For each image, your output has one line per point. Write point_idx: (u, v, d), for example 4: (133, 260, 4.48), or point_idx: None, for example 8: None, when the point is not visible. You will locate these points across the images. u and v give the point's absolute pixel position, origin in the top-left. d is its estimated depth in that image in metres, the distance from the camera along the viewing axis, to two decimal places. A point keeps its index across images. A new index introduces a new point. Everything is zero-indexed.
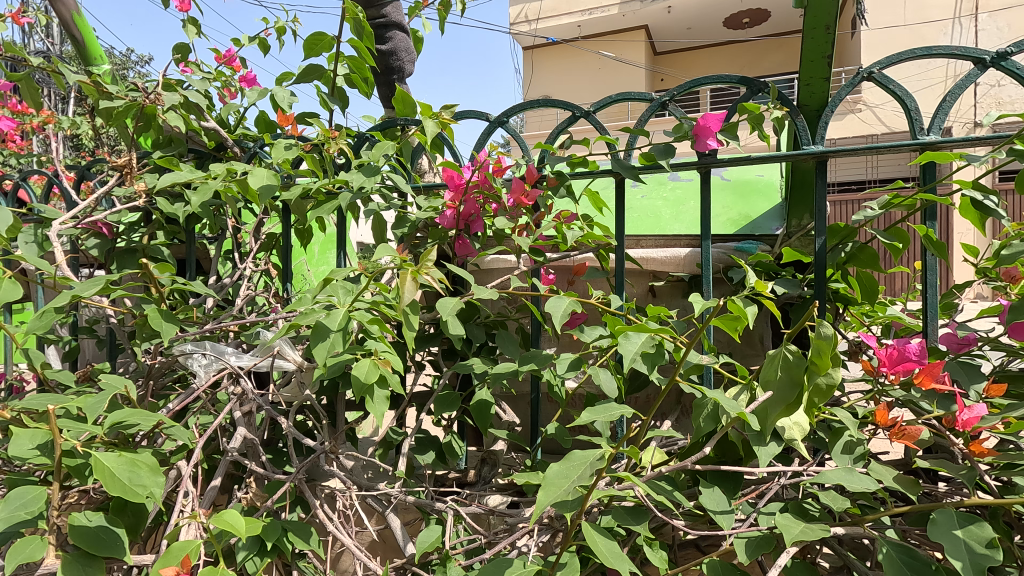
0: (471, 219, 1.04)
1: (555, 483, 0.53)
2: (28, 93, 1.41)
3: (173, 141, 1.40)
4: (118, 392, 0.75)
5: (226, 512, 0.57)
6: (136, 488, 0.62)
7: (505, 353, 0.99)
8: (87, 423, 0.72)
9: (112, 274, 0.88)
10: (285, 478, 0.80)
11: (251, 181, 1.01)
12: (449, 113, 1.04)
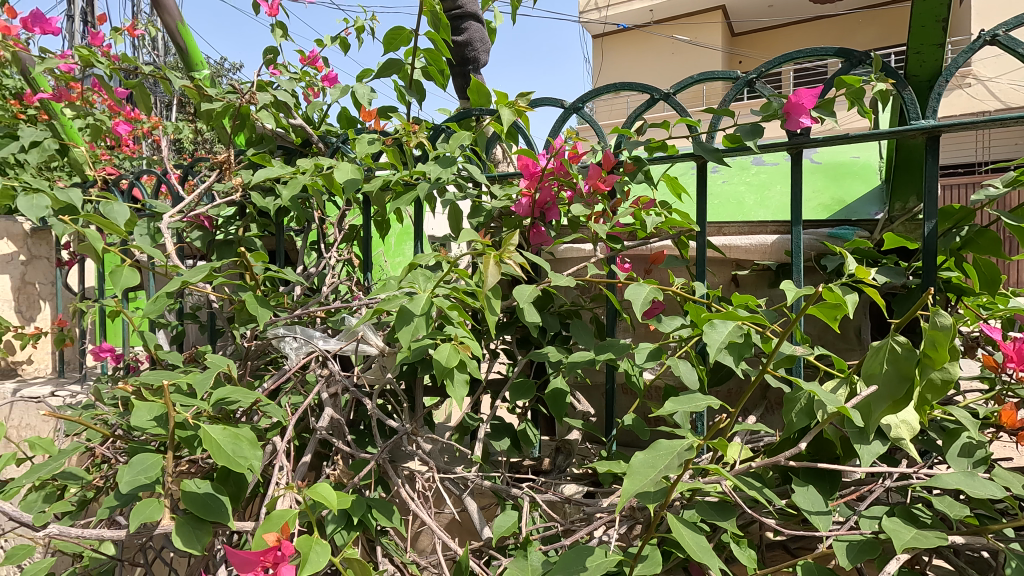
0: (547, 207, 1.02)
1: (639, 472, 0.52)
2: (141, 100, 1.54)
3: (264, 138, 1.49)
4: (221, 370, 0.81)
5: (319, 484, 0.60)
6: (239, 460, 0.67)
7: (580, 343, 0.98)
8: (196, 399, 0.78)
9: (214, 262, 0.95)
10: (369, 457, 0.84)
11: (336, 175, 1.05)
12: (523, 100, 1.02)
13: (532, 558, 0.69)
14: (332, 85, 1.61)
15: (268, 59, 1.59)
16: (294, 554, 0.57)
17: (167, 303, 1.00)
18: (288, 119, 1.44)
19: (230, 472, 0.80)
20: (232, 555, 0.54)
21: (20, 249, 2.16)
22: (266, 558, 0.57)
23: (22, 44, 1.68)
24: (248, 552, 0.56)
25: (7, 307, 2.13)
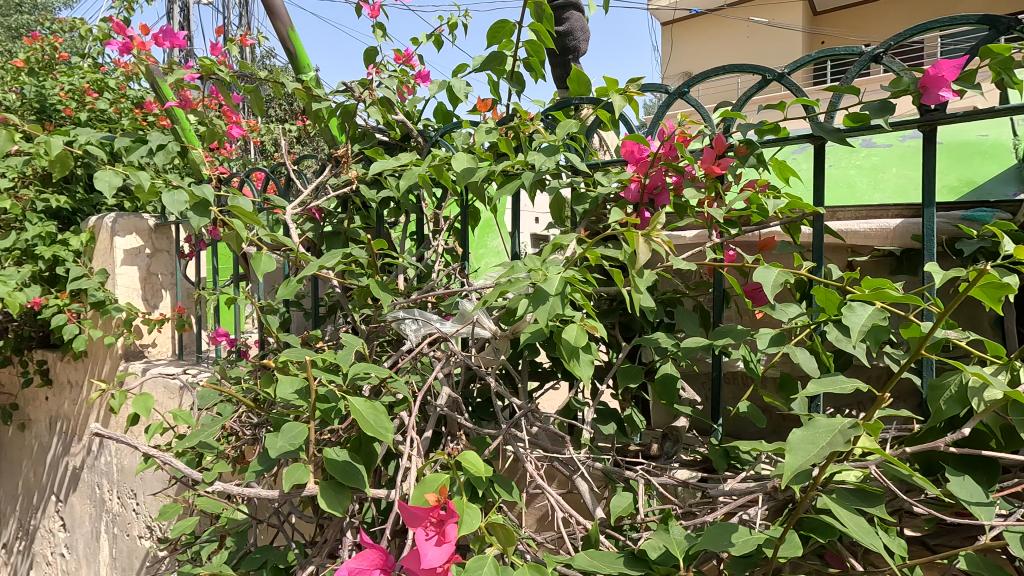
0: (656, 192, 1.01)
1: (800, 449, 0.51)
2: (255, 102, 1.66)
3: (367, 134, 1.57)
4: (356, 348, 0.87)
5: (467, 452, 0.64)
6: (382, 429, 0.73)
7: (687, 330, 0.98)
8: (335, 375, 0.85)
9: (342, 250, 1.02)
10: (494, 435, 0.88)
11: (455, 165, 1.11)
12: (634, 85, 1.03)
13: (675, 531, 0.60)
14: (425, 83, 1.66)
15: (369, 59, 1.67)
16: (460, 515, 0.59)
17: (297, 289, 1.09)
18: (389, 115, 1.51)
19: (366, 444, 0.86)
20: (401, 508, 0.58)
21: (146, 243, 2.40)
22: (432, 516, 0.59)
23: (152, 58, 1.84)
24: (414, 511, 0.58)
25: (137, 295, 2.37)
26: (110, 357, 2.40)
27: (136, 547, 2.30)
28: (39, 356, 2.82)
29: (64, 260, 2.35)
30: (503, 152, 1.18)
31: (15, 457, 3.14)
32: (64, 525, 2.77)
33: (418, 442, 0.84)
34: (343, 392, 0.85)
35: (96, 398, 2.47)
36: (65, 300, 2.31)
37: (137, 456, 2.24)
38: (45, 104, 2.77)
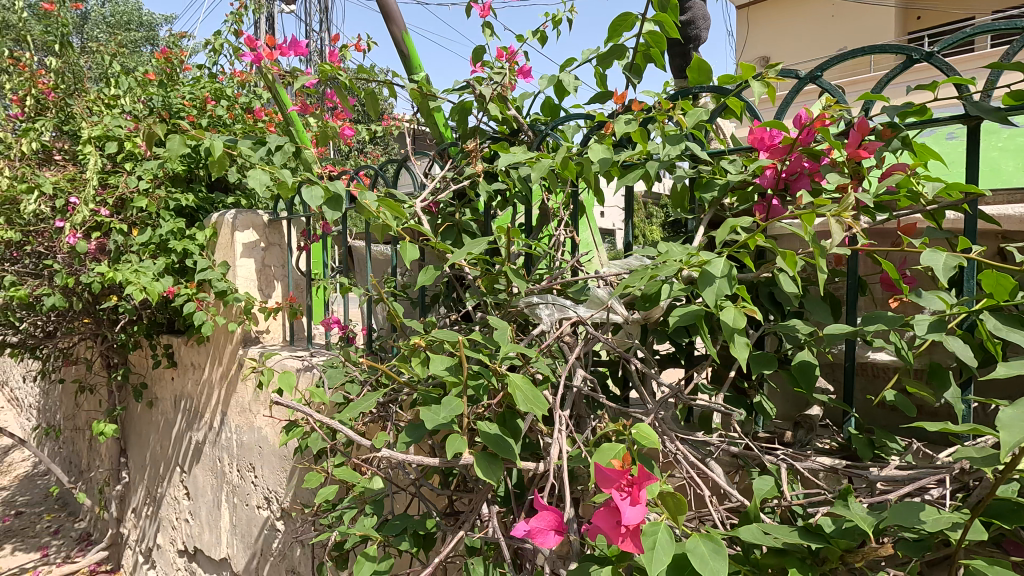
0: (794, 178, 1.00)
1: (1013, 426, 0.52)
2: (370, 104, 1.74)
3: (477, 130, 1.62)
4: (505, 330, 0.93)
5: (642, 424, 0.68)
6: (540, 404, 0.84)
7: (816, 319, 0.98)
8: (486, 355, 0.92)
9: (483, 239, 1.09)
10: (647, 415, 0.92)
11: (591, 155, 1.15)
12: (771, 71, 1.02)
13: (856, 507, 0.66)
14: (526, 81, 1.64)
15: (478, 57, 1.72)
16: (654, 480, 0.57)
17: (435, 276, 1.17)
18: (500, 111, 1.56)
19: (510, 420, 0.93)
20: (595, 467, 0.58)
21: (261, 238, 2.59)
22: (623, 479, 0.59)
23: (278, 66, 1.92)
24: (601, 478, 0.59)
25: (254, 286, 2.57)
26: (231, 342, 2.62)
27: (254, 516, 2.51)
28: (166, 340, 3.12)
29: (192, 253, 2.59)
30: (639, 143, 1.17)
31: (143, 432, 3.49)
32: (188, 494, 3.06)
33: (564, 418, 0.89)
34: (495, 369, 0.92)
35: (218, 379, 2.71)
36: (193, 290, 2.55)
37: (256, 433, 2.45)
38: (171, 113, 3.05)
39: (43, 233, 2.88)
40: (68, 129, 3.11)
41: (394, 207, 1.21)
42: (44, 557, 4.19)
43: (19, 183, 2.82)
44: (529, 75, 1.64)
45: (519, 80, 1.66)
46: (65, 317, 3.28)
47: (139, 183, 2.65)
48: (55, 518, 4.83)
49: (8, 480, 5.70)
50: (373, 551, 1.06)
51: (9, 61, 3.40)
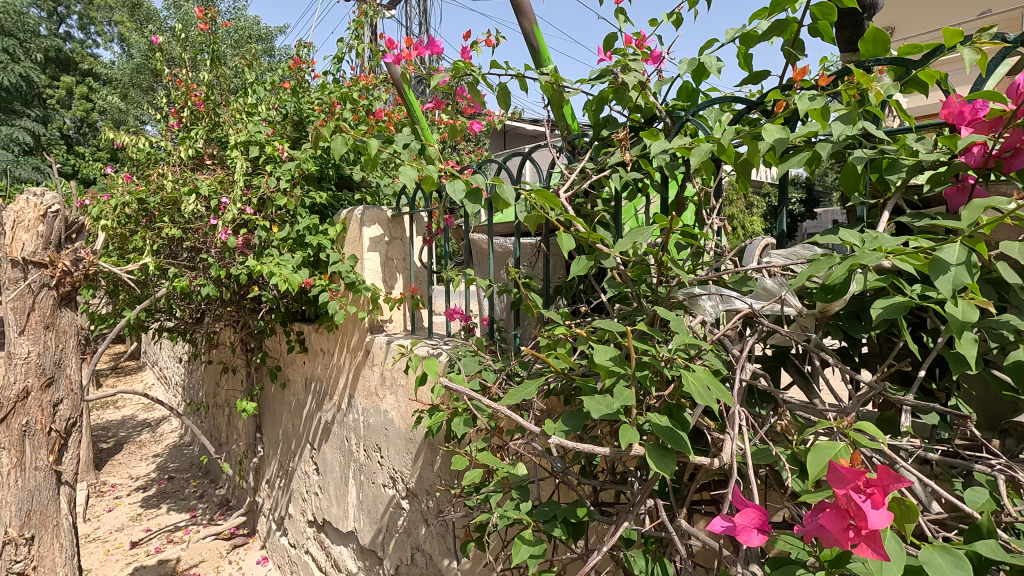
0: (1010, 155, 0.88)
1: None
2: (501, 98, 1.75)
3: (610, 121, 1.52)
4: (678, 325, 0.92)
5: (864, 423, 0.71)
6: (721, 397, 0.83)
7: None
8: (656, 346, 0.91)
9: (641, 231, 1.08)
10: (835, 412, 0.86)
11: (766, 138, 1.04)
12: (981, 36, 0.92)
13: None
14: (658, 66, 1.50)
15: (606, 45, 1.60)
16: (898, 485, 0.57)
17: (589, 266, 1.22)
18: (636, 101, 1.43)
19: (677, 413, 0.92)
20: (831, 466, 0.59)
21: (386, 232, 2.73)
22: (859, 479, 0.58)
23: (415, 67, 2.02)
24: (836, 474, 0.59)
25: (379, 278, 2.71)
26: (358, 330, 2.80)
27: (380, 494, 2.67)
28: (298, 327, 3.39)
29: (325, 247, 2.79)
30: (816, 122, 1.04)
31: (277, 410, 3.83)
32: (317, 469, 3.32)
33: (743, 413, 0.86)
34: (665, 360, 0.91)
35: (346, 364, 2.91)
36: (326, 281, 2.75)
37: (383, 416, 2.59)
38: (302, 117, 3.28)
39: (199, 230, 3.22)
40: (216, 136, 3.45)
41: (549, 197, 1.22)
42: (194, 517, 4.73)
43: (180, 185, 3.18)
44: (662, 60, 1.49)
45: (650, 66, 1.51)
46: (213, 305, 3.66)
47: (278, 183, 2.89)
48: (201, 483, 5.44)
49: (162, 448, 6.49)
50: (528, 535, 1.09)
51: (168, 76, 3.83)
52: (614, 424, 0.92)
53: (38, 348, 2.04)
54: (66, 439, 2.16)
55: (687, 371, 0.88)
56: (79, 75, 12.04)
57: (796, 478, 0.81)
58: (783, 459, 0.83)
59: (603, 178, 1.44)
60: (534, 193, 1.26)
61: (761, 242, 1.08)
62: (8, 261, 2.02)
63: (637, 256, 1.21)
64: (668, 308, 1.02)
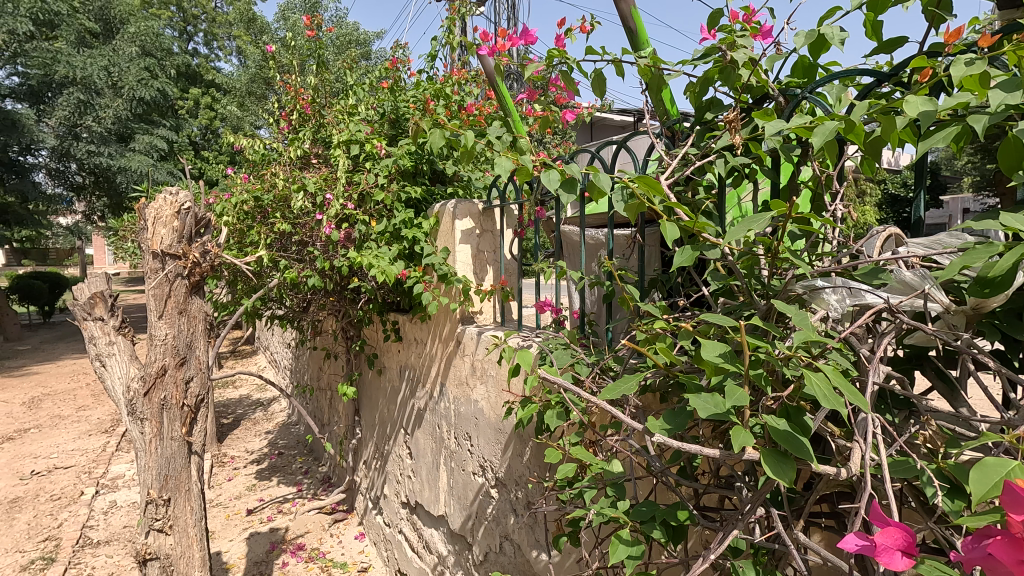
0: None
1: None
2: (597, 84, 1.68)
3: (714, 103, 1.41)
4: (803, 321, 0.85)
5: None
6: (854, 400, 0.75)
7: None
8: (775, 344, 0.84)
9: (757, 221, 1.00)
10: (994, 422, 0.76)
11: (908, 113, 0.92)
12: None
13: None
14: (767, 42, 1.38)
15: (710, 23, 1.49)
16: None
17: (695, 256, 1.16)
18: (745, 80, 1.32)
19: (796, 417, 0.85)
20: (1008, 486, 0.52)
21: (477, 225, 2.77)
22: None
23: (509, 58, 2.01)
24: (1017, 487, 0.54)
25: (471, 270, 2.75)
26: (450, 321, 2.87)
27: (470, 481, 2.73)
28: (393, 317, 3.54)
29: (419, 240, 2.88)
30: (970, 92, 0.92)
31: (374, 396, 4.03)
32: (410, 453, 3.46)
33: (879, 418, 0.78)
34: (783, 358, 0.84)
35: (438, 354, 2.99)
36: (420, 273, 2.83)
37: (473, 405, 2.64)
38: (398, 115, 3.40)
39: (306, 225, 3.45)
40: (322, 136, 3.67)
41: (653, 184, 1.16)
42: (300, 491, 5.12)
43: (290, 183, 3.41)
44: (773, 35, 1.37)
45: (759, 42, 1.39)
46: (318, 295, 3.91)
47: (377, 179, 3.02)
48: (306, 460, 5.88)
49: (272, 425, 7.08)
50: (626, 535, 1.06)
51: (279, 81, 4.12)
52: (726, 425, 0.86)
53: (174, 331, 2.29)
54: (196, 413, 2.40)
55: (812, 372, 0.81)
56: (204, 86, 13.34)
57: (946, 497, 0.75)
58: (929, 474, 0.76)
59: (707, 165, 1.36)
60: (636, 179, 1.20)
61: (884, 233, 0.99)
62: (149, 253, 2.27)
63: (746, 246, 1.14)
64: (786, 301, 0.95)
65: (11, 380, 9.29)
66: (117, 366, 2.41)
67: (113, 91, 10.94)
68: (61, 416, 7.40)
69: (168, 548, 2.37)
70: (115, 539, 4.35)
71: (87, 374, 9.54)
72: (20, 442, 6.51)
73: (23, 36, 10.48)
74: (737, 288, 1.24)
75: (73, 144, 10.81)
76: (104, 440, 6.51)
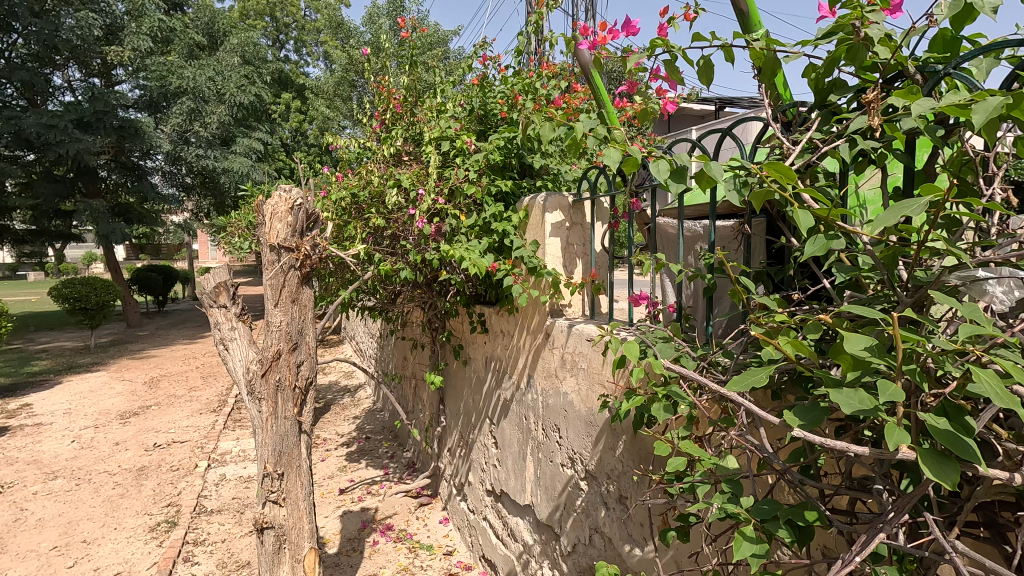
0: None
1: None
2: (703, 74, 1.48)
3: (838, 85, 1.33)
4: (968, 313, 0.81)
5: None
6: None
7: None
8: (935, 337, 0.81)
9: (912, 209, 0.94)
10: None
11: None
12: None
13: None
14: (896, 17, 1.24)
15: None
16: None
17: (826, 245, 1.13)
18: (877, 58, 1.23)
19: (956, 416, 0.81)
20: None
21: (567, 218, 2.75)
22: None
23: (609, 50, 1.98)
24: None
25: (560, 263, 2.75)
26: (539, 314, 2.89)
27: (558, 473, 2.75)
28: (480, 309, 3.62)
29: (509, 234, 2.91)
30: None
31: (459, 385, 4.15)
32: (495, 442, 3.53)
33: None
34: (941, 355, 0.81)
35: (526, 346, 3.03)
36: (510, 266, 2.85)
37: (562, 398, 2.66)
38: (486, 111, 3.45)
39: (398, 220, 3.59)
40: (412, 134, 3.79)
41: (782, 170, 1.13)
42: (387, 475, 5.38)
43: (385, 180, 3.57)
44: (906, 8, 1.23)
45: (889, 17, 1.25)
46: (407, 287, 4.07)
47: (467, 175, 3.09)
48: (391, 445, 6.16)
49: (359, 411, 7.46)
50: (750, 531, 1.04)
51: (372, 82, 4.29)
52: (873, 422, 0.84)
53: (288, 318, 2.47)
54: (305, 395, 2.58)
55: (979, 369, 0.77)
56: (296, 91, 14.18)
57: None
58: None
59: (831, 152, 1.29)
60: (764, 166, 1.18)
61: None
62: (267, 246, 2.46)
63: (883, 235, 1.06)
64: (940, 294, 0.90)
65: (135, 361, 10.37)
66: (237, 350, 2.63)
67: (218, 98, 11.86)
68: (176, 396, 8.17)
69: (281, 518, 2.57)
70: (226, 509, 4.77)
71: (197, 359, 10.48)
72: (143, 417, 7.25)
73: (143, 51, 11.58)
74: (869, 281, 1.17)
75: (184, 148, 11.84)
76: (213, 418, 7.13)
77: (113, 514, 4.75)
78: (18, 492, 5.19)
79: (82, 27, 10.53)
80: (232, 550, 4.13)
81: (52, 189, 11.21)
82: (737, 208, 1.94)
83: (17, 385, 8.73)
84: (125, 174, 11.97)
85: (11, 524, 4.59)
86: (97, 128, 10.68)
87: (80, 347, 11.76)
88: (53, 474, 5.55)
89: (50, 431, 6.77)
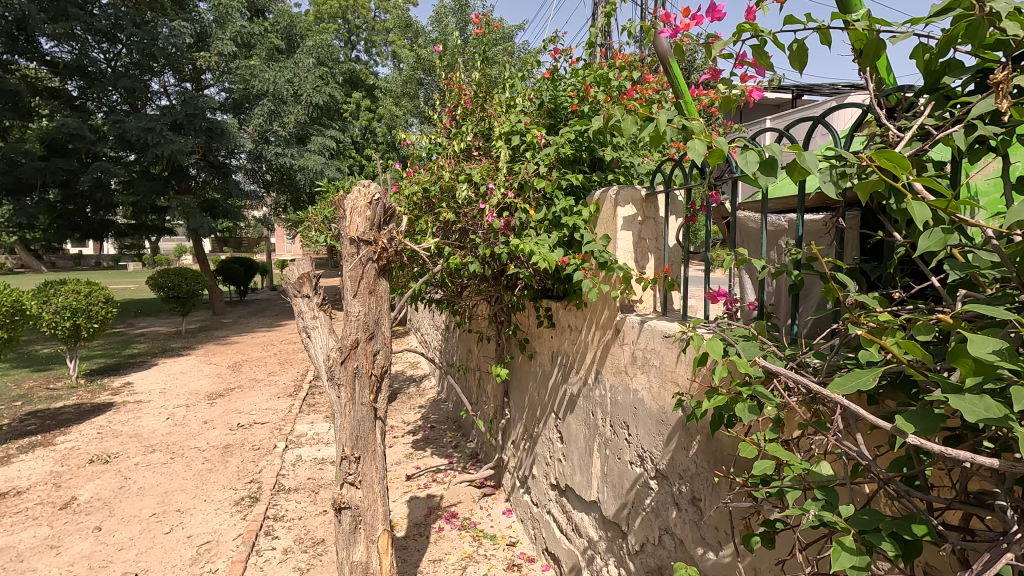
0: None
1: None
2: (796, 59, 1.39)
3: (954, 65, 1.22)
4: None
5: None
6: None
7: None
8: None
9: None
10: None
11: None
12: None
13: None
14: None
15: None
16: None
17: (943, 240, 1.04)
18: (1004, 35, 1.11)
19: None
20: None
21: (639, 212, 2.69)
22: None
23: (692, 37, 1.92)
24: None
25: (631, 259, 2.70)
26: (609, 308, 2.85)
27: (627, 470, 2.71)
28: (547, 304, 3.63)
29: (579, 227, 2.89)
30: None
31: (524, 379, 4.18)
32: (561, 437, 3.53)
33: None
34: None
35: (595, 341, 3.00)
36: (580, 261, 2.82)
37: (632, 395, 2.62)
38: (557, 105, 3.43)
39: (468, 214, 3.65)
40: (482, 129, 3.83)
41: (895, 158, 1.05)
42: (451, 463, 5.52)
43: (456, 175, 3.64)
44: None
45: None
46: (474, 282, 4.14)
47: (537, 168, 3.08)
48: (455, 436, 6.29)
49: (424, 401, 7.67)
50: (849, 541, 0.99)
51: (442, 79, 4.37)
52: (1004, 429, 0.78)
53: (366, 309, 2.57)
54: (381, 382, 2.68)
55: None
56: (366, 90, 14.68)
57: None
58: None
59: (944, 140, 1.18)
60: (872, 155, 1.10)
61: None
62: (348, 239, 2.57)
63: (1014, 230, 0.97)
64: None
65: (220, 347, 11.14)
66: (319, 337, 2.77)
67: (295, 98, 12.48)
68: (257, 379, 8.72)
69: (358, 499, 2.68)
70: (302, 488, 5.05)
71: (274, 346, 11.12)
72: (228, 398, 7.79)
73: (228, 56, 12.34)
74: (988, 280, 1.08)
75: (265, 147, 12.54)
76: (290, 402, 7.55)
77: (203, 486, 5.14)
78: (123, 461, 5.71)
79: (176, 35, 11.37)
80: (308, 527, 4.37)
81: (149, 186, 12.17)
82: (827, 201, 1.83)
83: (121, 365, 9.59)
84: (212, 172, 12.84)
85: (118, 491, 5.07)
86: (188, 130, 11.50)
87: (173, 332, 12.76)
88: (151, 447, 6.07)
89: (148, 408, 7.40)
